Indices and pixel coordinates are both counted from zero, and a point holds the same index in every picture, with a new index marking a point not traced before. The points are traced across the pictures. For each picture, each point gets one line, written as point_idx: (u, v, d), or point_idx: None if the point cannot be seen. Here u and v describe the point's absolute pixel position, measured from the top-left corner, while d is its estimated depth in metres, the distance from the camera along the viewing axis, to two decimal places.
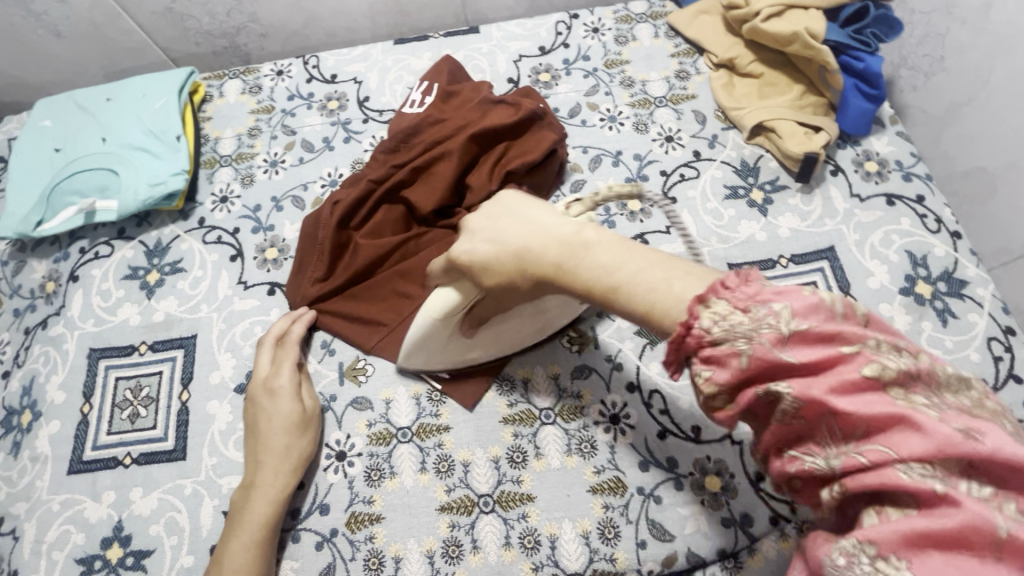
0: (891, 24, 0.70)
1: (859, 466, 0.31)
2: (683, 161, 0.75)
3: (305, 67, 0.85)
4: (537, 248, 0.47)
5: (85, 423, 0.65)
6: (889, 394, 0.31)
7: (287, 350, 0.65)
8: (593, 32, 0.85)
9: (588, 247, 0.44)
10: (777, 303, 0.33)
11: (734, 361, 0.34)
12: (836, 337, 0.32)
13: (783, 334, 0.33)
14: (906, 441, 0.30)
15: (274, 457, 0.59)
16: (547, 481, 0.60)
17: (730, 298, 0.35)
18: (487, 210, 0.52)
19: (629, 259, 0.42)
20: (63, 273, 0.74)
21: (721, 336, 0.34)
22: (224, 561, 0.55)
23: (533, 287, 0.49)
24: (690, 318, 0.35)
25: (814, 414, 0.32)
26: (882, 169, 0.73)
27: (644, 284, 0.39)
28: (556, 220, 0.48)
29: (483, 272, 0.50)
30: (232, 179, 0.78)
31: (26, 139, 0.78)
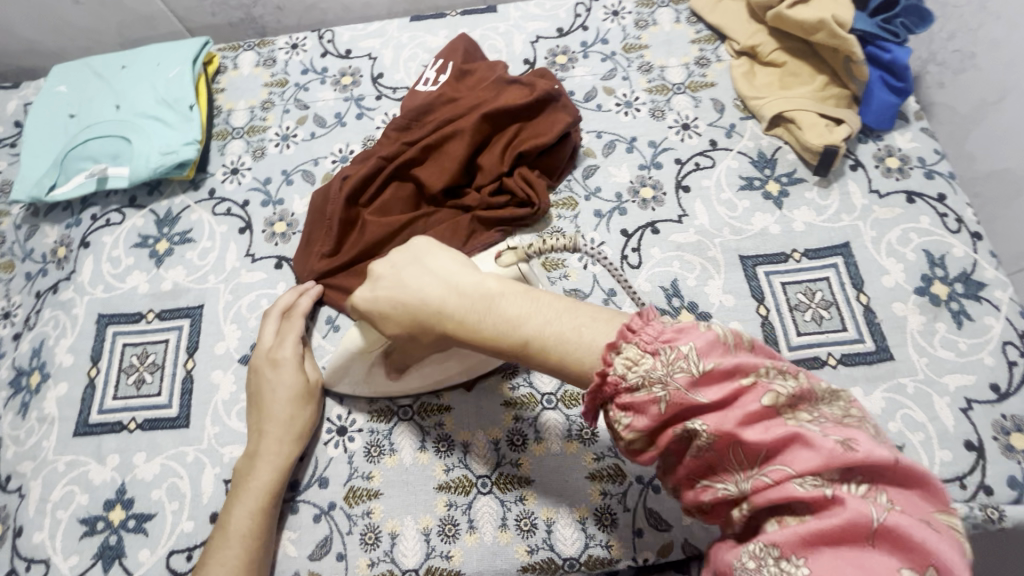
0: (921, 14, 0.68)
1: (765, 484, 0.32)
2: (698, 150, 0.74)
3: (321, 41, 0.84)
4: (432, 300, 0.46)
5: (92, 387, 0.66)
6: (782, 418, 0.33)
7: (294, 321, 0.65)
8: (613, 15, 0.83)
9: (489, 300, 0.43)
10: (684, 344, 0.34)
11: (654, 408, 0.34)
12: (736, 371, 0.33)
13: (694, 377, 0.33)
14: (800, 457, 0.31)
15: (277, 426, 0.59)
16: (546, 464, 0.60)
17: (640, 342, 0.36)
18: (399, 255, 0.51)
19: (538, 307, 0.41)
20: (75, 239, 0.75)
21: (637, 383, 0.35)
22: (227, 526, 0.56)
23: (436, 338, 0.48)
24: (606, 364, 0.36)
25: (725, 447, 0.33)
26: (904, 165, 0.71)
27: (553, 332, 0.40)
28: (460, 269, 0.47)
29: (386, 320, 0.49)
30: (243, 152, 0.78)
31: (42, 104, 0.79)
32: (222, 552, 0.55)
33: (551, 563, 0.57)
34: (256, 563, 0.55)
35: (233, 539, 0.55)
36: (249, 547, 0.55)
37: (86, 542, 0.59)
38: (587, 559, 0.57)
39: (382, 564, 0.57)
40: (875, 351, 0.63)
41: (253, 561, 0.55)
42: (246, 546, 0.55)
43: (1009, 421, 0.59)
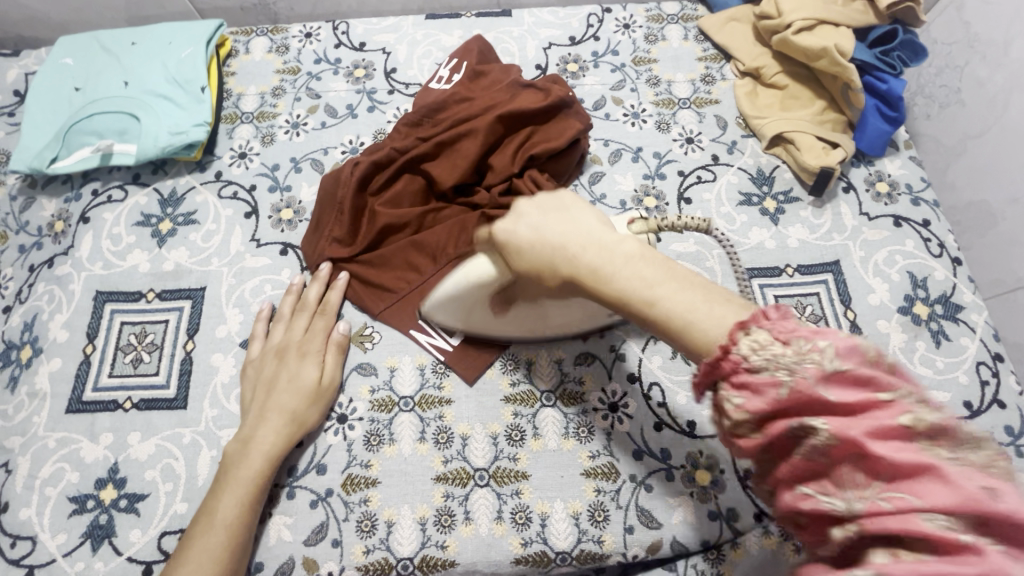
0: (916, 49, 0.72)
1: (882, 510, 0.30)
2: (701, 164, 0.76)
3: (335, 32, 0.85)
4: (575, 248, 0.44)
5: (87, 364, 0.65)
6: (918, 443, 0.30)
7: (322, 318, 0.66)
8: (624, 28, 0.86)
9: (623, 258, 0.42)
10: (821, 341, 0.33)
11: (771, 391, 0.33)
12: (872, 381, 0.32)
13: (826, 372, 0.32)
14: (933, 492, 0.29)
15: (280, 418, 0.59)
16: (543, 460, 0.61)
17: (770, 329, 0.35)
18: (543, 199, 0.48)
19: (668, 277, 0.40)
20: (74, 213, 0.74)
21: (759, 364, 0.34)
22: (213, 513, 0.55)
23: (561, 287, 0.46)
24: (729, 342, 0.36)
25: (842, 455, 0.31)
26: (893, 191, 0.75)
27: (681, 305, 0.39)
28: (602, 228, 0.45)
29: (515, 255, 0.47)
30: (252, 137, 0.78)
31: (46, 74, 0.77)
32: (203, 540, 0.54)
33: (544, 556, 0.58)
34: (234, 557, 0.54)
35: (216, 528, 0.54)
36: (229, 539, 0.54)
37: (74, 521, 0.59)
38: (578, 553, 0.58)
39: (377, 552, 0.58)
40: None
41: (232, 554, 0.54)
42: (229, 535, 0.54)
43: None
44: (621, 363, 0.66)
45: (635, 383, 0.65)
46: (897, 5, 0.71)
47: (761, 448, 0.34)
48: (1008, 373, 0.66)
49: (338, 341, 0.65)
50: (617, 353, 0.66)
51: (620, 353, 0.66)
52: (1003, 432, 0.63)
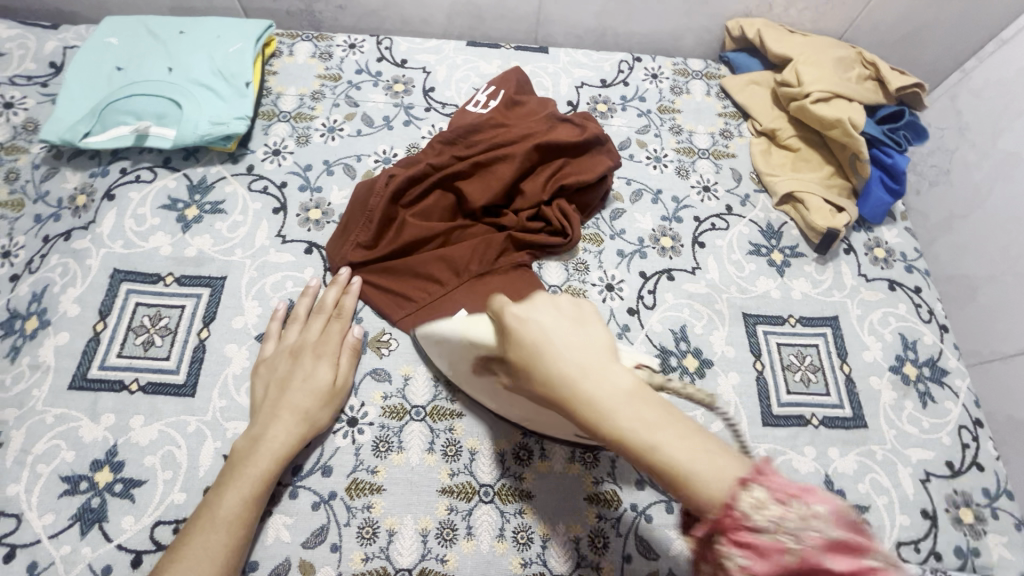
0: (918, 130, 0.79)
1: None
2: (715, 212, 0.81)
3: (378, 46, 0.88)
4: (571, 373, 0.41)
5: (96, 341, 0.64)
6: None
7: (338, 322, 0.66)
8: (652, 77, 0.91)
9: (624, 397, 0.40)
10: (816, 503, 0.35)
11: (777, 556, 0.34)
12: (871, 547, 0.34)
13: (826, 538, 0.33)
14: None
15: (293, 418, 0.59)
16: (549, 482, 0.62)
17: (770, 488, 0.35)
18: (539, 303, 0.46)
19: (666, 421, 0.39)
20: (99, 189, 0.74)
21: (762, 525, 0.34)
22: (217, 509, 0.54)
23: (551, 405, 0.43)
24: (729, 499, 0.35)
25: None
26: (889, 257, 0.80)
27: (676, 454, 0.37)
28: (602, 348, 0.43)
29: (519, 364, 0.44)
30: (288, 136, 0.79)
31: (88, 51, 0.78)
32: (205, 535, 0.52)
33: None
34: (234, 555, 0.53)
35: (220, 524, 0.53)
36: (231, 536, 0.53)
37: (64, 502, 0.57)
38: None
39: (376, 561, 0.57)
40: (851, 417, 0.70)
41: (232, 552, 0.53)
42: (231, 533, 0.53)
43: (958, 496, 0.66)
44: None
45: None
46: (904, 90, 0.78)
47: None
48: (986, 438, 0.70)
49: (352, 344, 0.65)
50: None
51: None
52: (981, 493, 0.67)
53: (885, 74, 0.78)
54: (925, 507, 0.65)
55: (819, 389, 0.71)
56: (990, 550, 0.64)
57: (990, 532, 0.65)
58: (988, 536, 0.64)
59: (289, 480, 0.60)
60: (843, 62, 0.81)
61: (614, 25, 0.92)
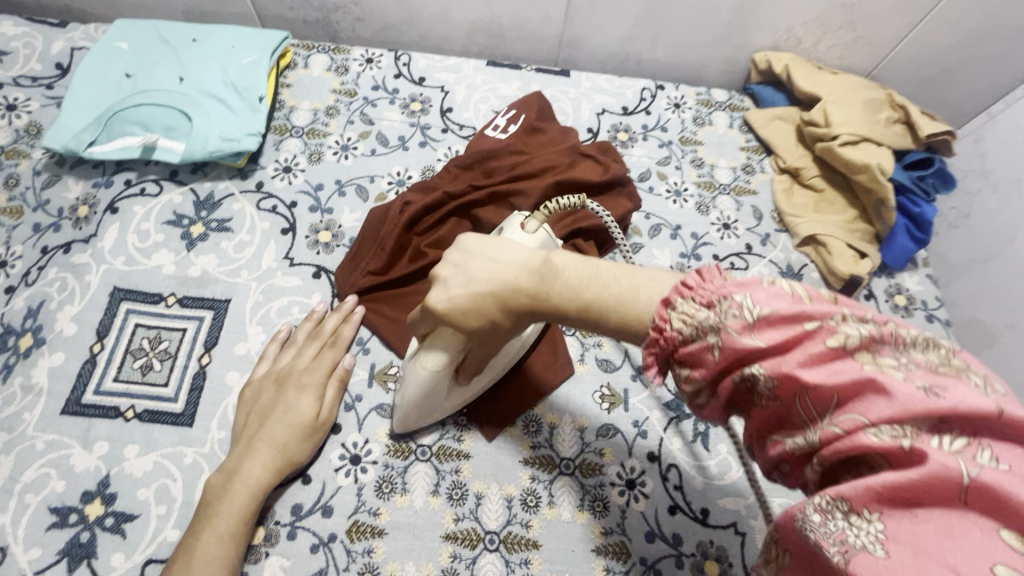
0: (946, 178, 0.77)
1: (835, 436, 0.31)
2: (734, 251, 0.79)
3: (396, 62, 0.86)
4: (507, 281, 0.43)
5: (92, 364, 0.62)
6: (856, 360, 0.31)
7: (331, 351, 0.63)
8: (674, 106, 0.89)
9: (554, 268, 0.42)
10: (738, 294, 0.34)
11: (709, 357, 0.35)
12: (799, 316, 0.33)
13: (749, 322, 0.34)
14: (875, 406, 0.30)
15: (269, 452, 0.56)
16: (556, 531, 0.60)
17: (696, 295, 0.36)
18: (448, 253, 0.46)
19: (596, 271, 0.41)
20: (101, 201, 0.71)
21: (690, 333, 0.36)
22: (192, 551, 0.51)
23: (514, 322, 0.45)
24: (660, 322, 0.37)
25: (788, 394, 0.33)
26: (909, 305, 0.78)
27: (612, 294, 0.39)
28: (520, 251, 0.45)
29: (466, 320, 0.44)
30: (299, 152, 0.77)
31: (97, 55, 0.75)
32: None
33: None
34: None
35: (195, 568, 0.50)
36: None
37: (52, 535, 0.54)
38: None
39: None
40: None
41: None
42: None
43: None
44: (642, 440, 0.66)
45: (654, 462, 0.65)
46: (935, 137, 0.75)
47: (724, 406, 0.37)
48: None
49: (342, 374, 0.62)
50: (640, 430, 0.66)
51: (642, 430, 0.66)
52: None
53: (916, 118, 0.76)
54: None
55: None
56: None
57: None
58: None
59: (268, 517, 0.57)
60: (873, 104, 0.79)
61: (638, 51, 0.90)
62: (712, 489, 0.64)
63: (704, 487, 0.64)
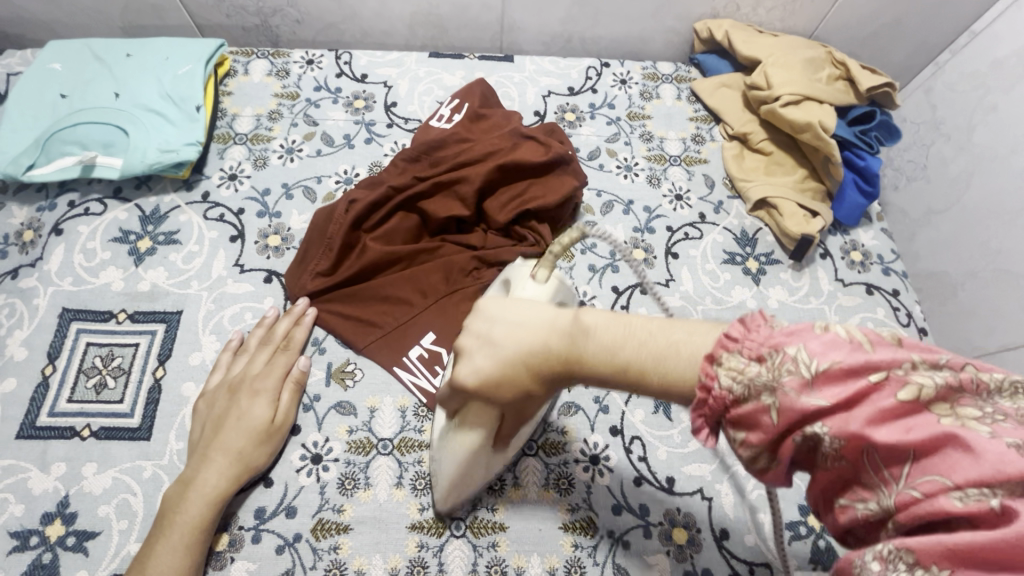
0: (891, 130, 0.76)
1: (913, 499, 0.29)
2: (688, 221, 0.79)
3: (337, 61, 0.85)
4: (537, 348, 0.39)
5: (45, 386, 0.61)
6: (931, 413, 0.29)
7: (284, 355, 0.63)
8: (621, 83, 0.89)
9: (583, 333, 0.38)
10: (792, 347, 0.32)
11: (765, 419, 0.32)
12: (864, 369, 0.30)
13: (807, 379, 0.31)
14: (958, 465, 0.28)
15: (225, 459, 0.56)
16: (523, 512, 0.60)
17: (745, 349, 0.34)
18: (468, 320, 0.41)
19: (630, 330, 0.38)
20: (46, 224, 0.70)
21: (743, 393, 0.33)
22: (149, 561, 0.51)
23: (546, 390, 0.41)
24: (706, 380, 0.35)
25: (856, 454, 0.30)
26: (866, 260, 0.78)
27: (651, 353, 0.36)
28: (541, 312, 0.40)
29: (492, 392, 0.40)
30: (244, 159, 0.76)
31: (31, 78, 0.75)
32: None
33: None
34: None
35: None
36: None
37: (14, 559, 0.54)
38: None
39: None
40: None
41: None
42: None
43: None
44: (604, 415, 0.66)
45: (617, 436, 0.65)
46: (875, 89, 0.76)
47: (785, 471, 0.34)
48: None
49: (296, 377, 0.62)
50: (601, 405, 0.66)
51: (604, 405, 0.66)
52: None
53: (855, 73, 0.76)
54: None
55: None
56: None
57: None
58: None
59: (230, 525, 0.57)
60: (812, 63, 0.79)
61: (580, 30, 0.90)
62: (678, 458, 0.64)
63: (668, 457, 0.64)
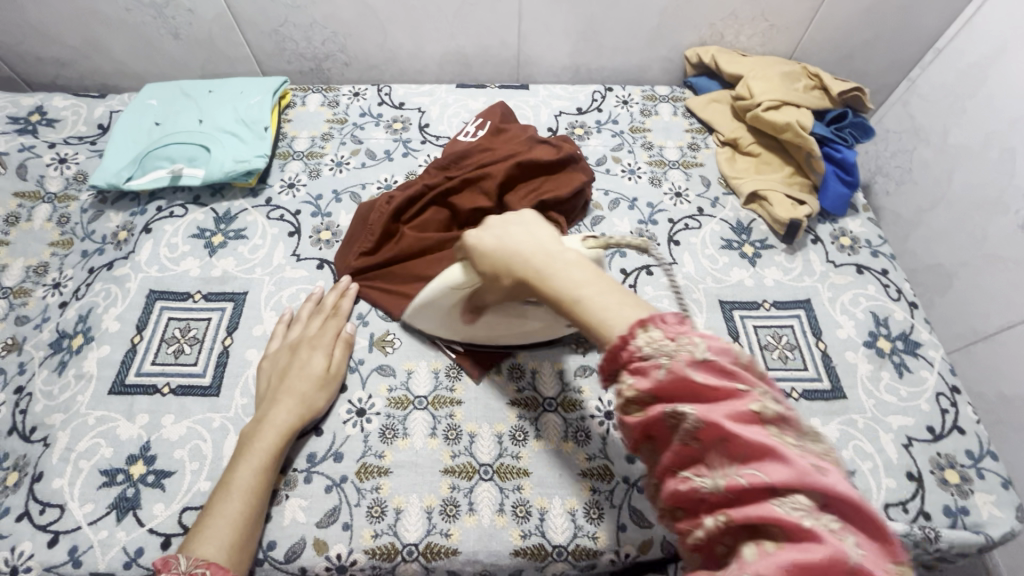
0: (864, 129, 0.87)
1: (741, 486, 0.35)
2: (688, 214, 0.88)
3: (379, 93, 1.00)
4: (522, 256, 0.49)
5: (133, 352, 0.72)
6: (765, 429, 0.36)
7: (335, 319, 0.73)
8: (623, 103, 1.01)
9: (564, 264, 0.47)
10: (697, 337, 0.39)
11: (654, 373, 0.39)
12: (735, 375, 0.38)
13: (697, 359, 0.38)
14: (775, 469, 0.35)
15: (292, 400, 0.65)
16: (545, 460, 0.66)
17: (663, 328, 0.40)
18: (508, 216, 0.54)
19: (591, 283, 0.45)
20: (138, 225, 0.84)
21: (649, 353, 0.39)
22: (230, 482, 0.59)
23: (510, 285, 0.52)
24: (628, 335, 0.40)
25: (710, 438, 0.37)
26: (854, 244, 0.86)
27: (597, 306, 0.43)
28: (551, 240, 0.50)
29: (483, 258, 0.54)
30: (301, 171, 0.89)
31: (132, 111, 0.91)
32: (221, 506, 0.57)
33: (541, 549, 0.62)
34: (250, 523, 0.58)
35: (234, 494, 0.58)
36: (247, 505, 0.58)
37: (103, 492, 0.62)
38: (574, 548, 0.62)
39: (385, 537, 0.61)
40: (831, 389, 0.73)
41: (249, 519, 0.58)
42: (247, 502, 0.58)
43: (943, 458, 0.68)
44: None
45: None
46: (846, 93, 0.86)
47: (643, 428, 0.41)
48: (965, 404, 0.72)
49: (346, 338, 0.72)
50: None
51: None
52: (964, 455, 0.69)
53: (828, 82, 0.87)
54: (911, 469, 0.67)
55: (798, 365, 0.75)
56: (980, 509, 0.65)
57: (978, 492, 0.66)
58: (976, 495, 0.66)
59: (289, 466, 0.65)
60: (789, 76, 0.90)
61: (586, 62, 1.04)
62: None
63: None
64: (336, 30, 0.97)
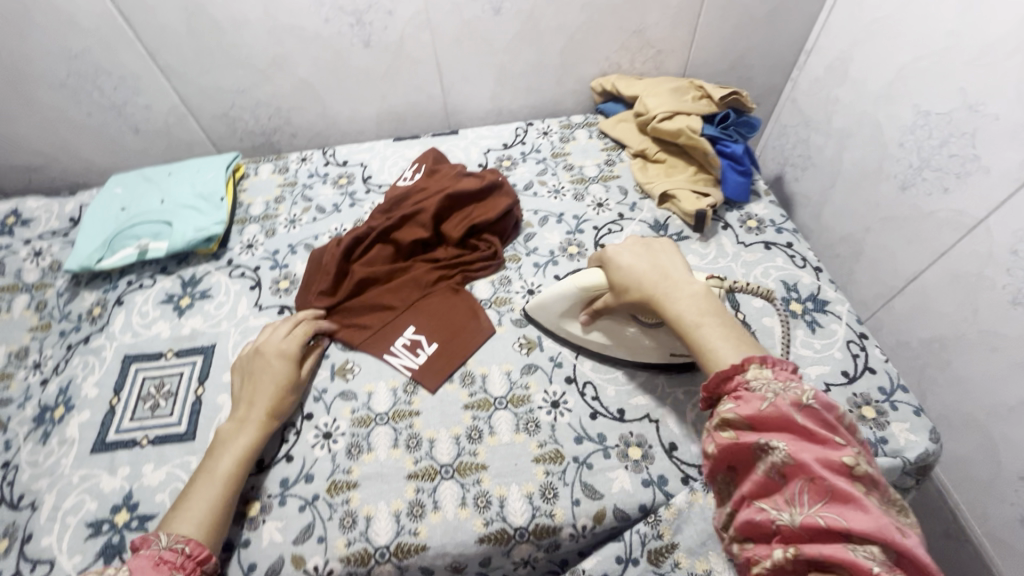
0: (750, 125, 0.99)
1: (818, 523, 0.49)
2: (610, 220, 0.98)
3: (324, 155, 1.11)
4: (667, 288, 0.69)
5: (111, 413, 0.77)
6: (856, 482, 0.51)
7: (304, 326, 0.81)
8: (544, 134, 1.13)
9: (688, 294, 0.68)
10: (807, 386, 0.55)
11: (758, 406, 0.55)
12: (836, 429, 0.54)
13: (799, 403, 0.54)
14: (856, 515, 0.49)
15: (265, 401, 0.72)
16: (500, 452, 0.72)
17: (775, 370, 0.58)
18: (662, 250, 0.74)
19: (717, 320, 0.65)
20: (110, 300, 0.91)
21: (756, 386, 0.57)
22: (209, 473, 0.66)
23: (634, 299, 0.70)
24: (740, 366, 0.59)
25: (798, 473, 0.52)
26: (760, 225, 0.96)
27: (697, 332, 0.64)
28: (688, 279, 0.69)
29: (617, 272, 0.73)
30: (258, 232, 0.98)
31: (100, 200, 1.00)
32: (199, 493, 0.64)
33: (504, 532, 0.67)
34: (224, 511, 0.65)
35: (211, 485, 0.65)
36: (221, 494, 0.65)
37: (90, 543, 0.66)
38: (535, 527, 0.67)
39: (358, 544, 0.66)
40: None
41: (223, 507, 0.64)
42: (222, 492, 0.65)
43: (859, 397, 0.75)
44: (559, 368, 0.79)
45: (572, 383, 0.78)
46: (727, 97, 0.98)
47: (726, 461, 0.58)
48: (873, 347, 0.80)
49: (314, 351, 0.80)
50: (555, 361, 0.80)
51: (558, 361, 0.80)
52: (877, 391, 0.76)
53: (711, 91, 1.00)
54: None
55: None
56: (896, 436, 0.72)
57: (893, 422, 0.73)
58: (892, 425, 0.73)
59: (260, 490, 0.70)
60: (678, 90, 1.03)
61: (507, 104, 1.17)
62: (624, 392, 0.77)
63: (617, 394, 0.77)
64: (280, 106, 1.09)
